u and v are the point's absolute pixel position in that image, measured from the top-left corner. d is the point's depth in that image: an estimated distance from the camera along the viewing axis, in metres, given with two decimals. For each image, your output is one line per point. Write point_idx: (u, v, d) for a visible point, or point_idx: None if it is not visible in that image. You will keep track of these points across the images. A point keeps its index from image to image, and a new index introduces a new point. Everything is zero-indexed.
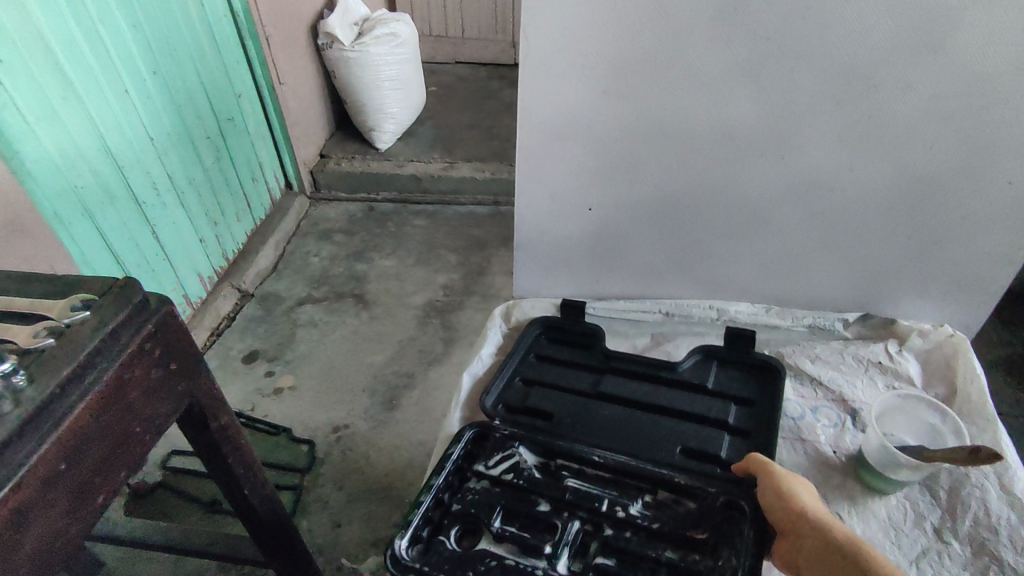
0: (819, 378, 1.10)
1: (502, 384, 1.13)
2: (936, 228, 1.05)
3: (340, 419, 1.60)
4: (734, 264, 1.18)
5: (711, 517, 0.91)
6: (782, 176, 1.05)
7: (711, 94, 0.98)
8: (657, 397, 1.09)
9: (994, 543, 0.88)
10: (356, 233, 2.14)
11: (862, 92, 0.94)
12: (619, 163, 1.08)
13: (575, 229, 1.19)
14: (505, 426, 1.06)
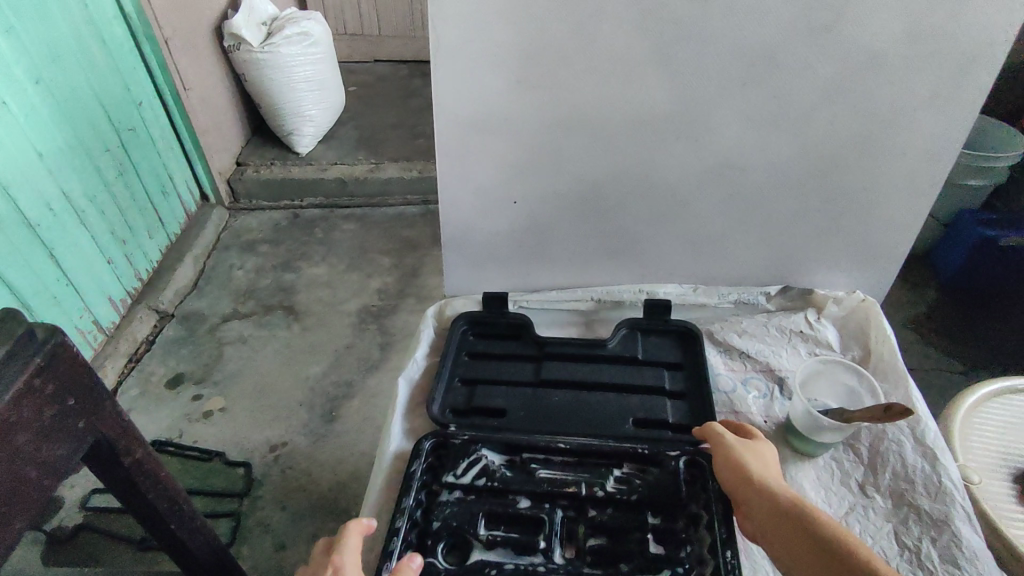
0: (747, 352, 0.79)
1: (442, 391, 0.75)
2: (909, 174, 0.74)
3: (278, 436, 1.34)
4: (664, 248, 0.83)
5: (686, 490, 0.65)
6: (743, 134, 0.73)
7: (623, 81, 0.70)
8: (586, 372, 0.76)
9: (915, 496, 0.64)
10: (285, 240, 1.88)
11: (770, 73, 0.68)
12: (514, 132, 0.74)
13: (486, 228, 0.83)
14: (445, 404, 0.74)
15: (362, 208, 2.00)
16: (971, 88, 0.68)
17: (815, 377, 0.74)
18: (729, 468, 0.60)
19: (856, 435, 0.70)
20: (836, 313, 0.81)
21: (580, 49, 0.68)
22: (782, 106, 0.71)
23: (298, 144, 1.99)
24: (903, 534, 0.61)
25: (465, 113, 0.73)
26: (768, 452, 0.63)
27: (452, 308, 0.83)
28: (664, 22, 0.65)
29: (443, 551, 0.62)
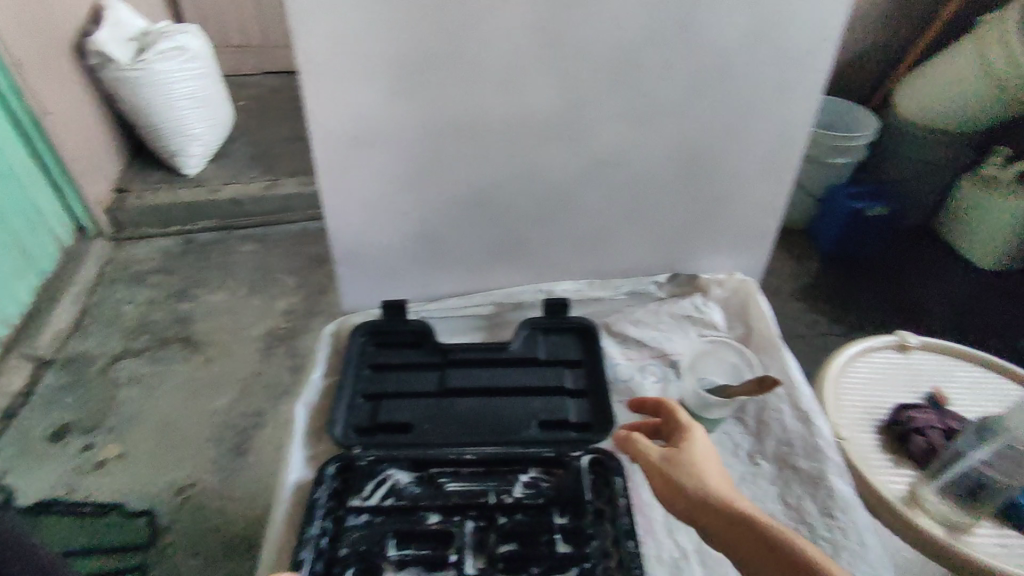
0: (641, 340, 0.83)
1: (345, 407, 0.73)
2: (768, 160, 0.81)
3: (184, 477, 1.26)
4: (557, 246, 0.86)
5: (590, 487, 0.68)
6: (616, 133, 0.76)
7: (495, 85, 0.71)
8: (489, 377, 0.77)
9: (795, 455, 0.69)
10: (179, 267, 1.76)
11: (635, 72, 0.71)
12: (395, 143, 0.73)
13: (377, 240, 0.82)
14: (349, 424, 0.72)
15: (260, 227, 1.91)
16: (809, 76, 0.74)
17: (703, 357, 0.77)
18: (664, 484, 0.60)
19: (743, 408, 0.74)
20: (721, 294, 0.86)
21: (451, 57, 0.68)
22: (649, 105, 0.74)
23: (184, 165, 1.87)
24: (787, 495, 0.67)
25: (342, 126, 0.71)
26: (698, 445, 0.62)
27: (351, 323, 0.82)
28: (531, 28, 0.67)
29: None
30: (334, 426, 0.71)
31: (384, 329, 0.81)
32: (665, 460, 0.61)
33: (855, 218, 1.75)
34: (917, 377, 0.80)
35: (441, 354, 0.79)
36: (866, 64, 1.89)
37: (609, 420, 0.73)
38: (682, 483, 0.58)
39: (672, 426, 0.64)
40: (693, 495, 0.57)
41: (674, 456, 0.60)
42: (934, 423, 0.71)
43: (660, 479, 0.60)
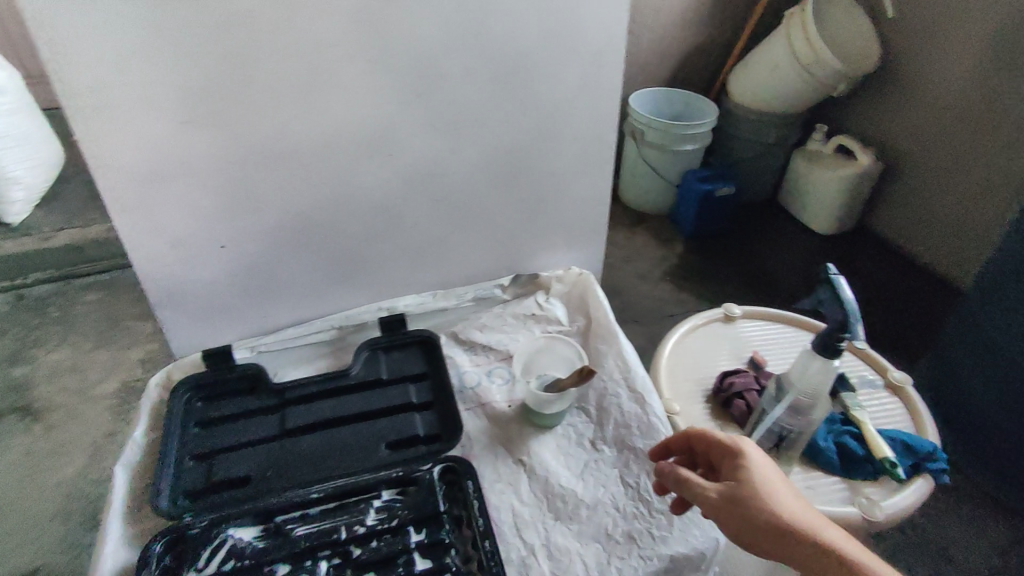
0: (488, 345, 0.84)
1: (172, 474, 0.68)
2: (581, 156, 0.85)
3: (26, 566, 1.12)
4: (393, 262, 0.85)
5: (444, 496, 0.68)
6: (433, 145, 0.77)
7: (295, 107, 0.68)
8: (332, 408, 0.75)
9: (630, 434, 0.73)
10: (10, 330, 1.57)
11: (436, 83, 0.72)
12: (197, 175, 0.68)
13: (198, 277, 0.76)
14: (177, 491, 0.67)
15: (103, 273, 1.77)
16: (603, 76, 0.79)
17: (538, 355, 0.82)
18: (738, 519, 0.55)
19: (585, 397, 0.78)
20: (561, 290, 0.90)
21: (242, 83, 0.64)
22: (460, 114, 0.75)
23: (5, 213, 1.67)
24: (626, 475, 0.70)
25: (130, 162, 0.65)
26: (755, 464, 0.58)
27: (175, 378, 0.76)
28: (319, 44, 0.65)
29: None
30: (157, 498, 0.65)
31: (210, 381, 0.76)
32: (733, 494, 0.56)
33: (705, 199, 1.88)
34: (739, 344, 0.87)
35: (277, 395, 0.76)
36: (702, 57, 2.03)
37: (457, 428, 0.73)
38: (761, 515, 0.54)
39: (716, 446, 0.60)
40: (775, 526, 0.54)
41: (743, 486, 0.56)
42: (751, 385, 0.77)
43: (732, 514, 0.55)
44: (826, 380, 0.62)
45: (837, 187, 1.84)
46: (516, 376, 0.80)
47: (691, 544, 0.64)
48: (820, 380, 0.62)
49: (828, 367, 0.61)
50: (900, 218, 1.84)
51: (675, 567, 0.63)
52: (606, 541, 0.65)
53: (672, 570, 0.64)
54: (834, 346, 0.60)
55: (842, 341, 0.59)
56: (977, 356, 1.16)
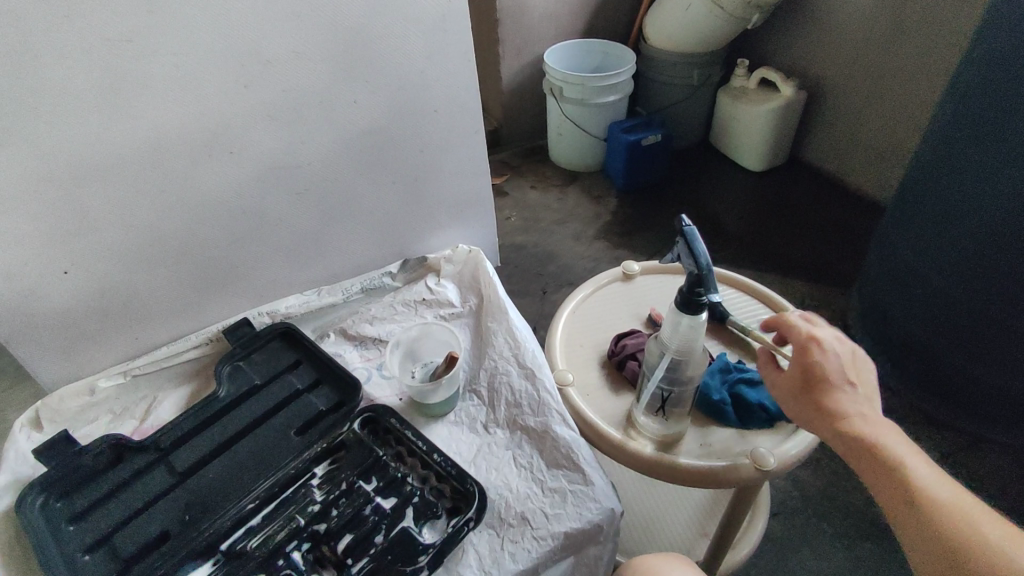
0: (378, 338, 0.81)
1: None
2: (446, 125, 0.83)
3: None
4: (265, 266, 0.81)
5: (375, 444, 0.68)
6: (279, 134, 0.72)
7: (107, 110, 0.62)
8: (218, 434, 0.70)
9: (520, 415, 0.71)
10: None
11: (261, 72, 0.67)
12: (6, 199, 0.62)
13: (46, 307, 0.70)
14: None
15: None
16: (450, 40, 0.76)
17: (420, 341, 0.79)
18: (799, 406, 0.56)
19: (475, 379, 0.76)
20: (452, 270, 0.86)
21: (37, 95, 0.58)
22: (303, 101, 0.71)
23: None
24: (519, 457, 0.68)
25: None
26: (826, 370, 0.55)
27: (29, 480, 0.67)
28: (114, 41, 0.58)
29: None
30: None
31: (62, 472, 0.66)
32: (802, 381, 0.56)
33: (634, 148, 1.84)
34: (637, 301, 0.85)
35: (154, 450, 0.68)
36: (614, 5, 1.97)
37: (355, 396, 0.72)
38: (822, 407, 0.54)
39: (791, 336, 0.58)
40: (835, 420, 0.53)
41: (808, 376, 0.56)
42: (643, 345, 0.74)
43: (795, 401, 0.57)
44: (696, 334, 0.59)
45: (764, 122, 1.81)
46: (391, 369, 0.77)
47: (585, 519, 0.62)
48: (691, 335, 0.59)
49: (696, 321, 0.58)
50: (827, 145, 1.83)
51: (573, 543, 0.61)
52: (498, 526, 0.62)
53: (569, 547, 0.61)
54: (695, 301, 0.56)
55: (699, 295, 0.56)
56: (897, 279, 1.15)
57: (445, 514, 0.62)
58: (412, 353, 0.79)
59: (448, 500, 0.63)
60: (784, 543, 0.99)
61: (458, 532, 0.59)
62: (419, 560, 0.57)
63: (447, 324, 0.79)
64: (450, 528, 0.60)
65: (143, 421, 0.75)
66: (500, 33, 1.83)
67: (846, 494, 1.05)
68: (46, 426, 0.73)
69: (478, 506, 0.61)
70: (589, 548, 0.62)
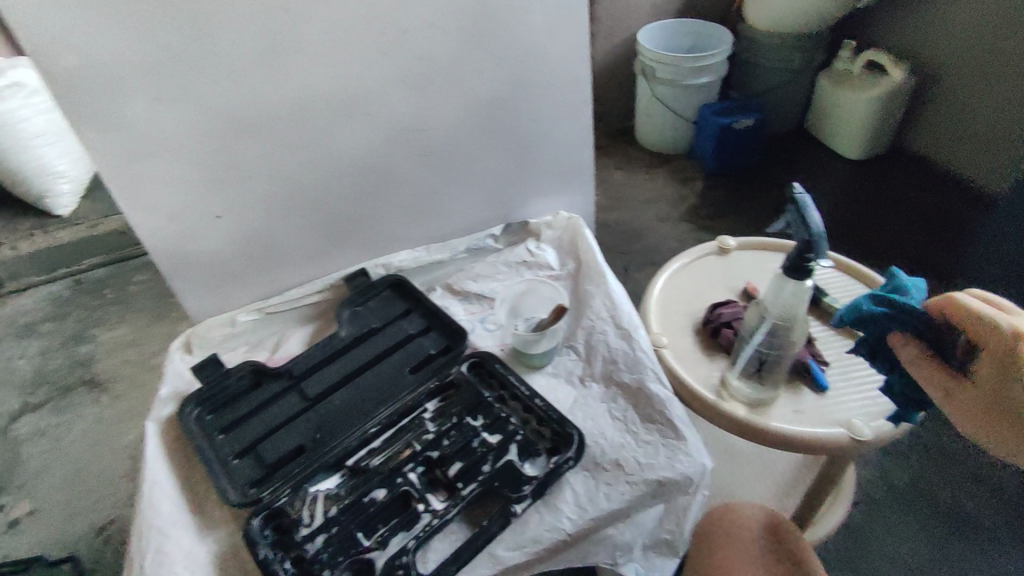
0: (481, 294, 0.87)
1: (224, 476, 0.68)
2: (556, 96, 0.86)
3: (103, 517, 1.23)
4: (384, 222, 0.88)
5: (483, 386, 0.74)
6: (407, 101, 0.78)
7: (265, 71, 0.70)
8: (343, 367, 0.78)
9: (616, 369, 0.75)
10: (72, 310, 1.71)
11: (395, 39, 0.73)
12: (180, 148, 0.72)
13: (202, 247, 0.81)
14: (241, 484, 0.67)
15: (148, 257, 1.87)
16: (566, 12, 0.79)
17: (523, 297, 0.84)
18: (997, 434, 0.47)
19: (573, 336, 0.80)
20: (552, 235, 0.91)
21: (210, 58, 0.67)
22: (428, 68, 0.77)
23: (55, 206, 1.84)
24: (613, 409, 0.72)
25: (118, 141, 0.68)
26: None
27: (186, 393, 0.78)
28: (276, 9, 0.66)
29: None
30: (228, 493, 0.65)
31: (214, 391, 0.76)
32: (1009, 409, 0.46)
33: (725, 132, 1.81)
34: (733, 274, 0.86)
35: (288, 379, 0.78)
36: None
37: (463, 342, 0.78)
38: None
39: (998, 352, 0.46)
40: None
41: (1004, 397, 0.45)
42: (739, 314, 0.77)
43: (990, 420, 0.47)
44: (800, 302, 0.60)
45: (868, 108, 1.73)
46: (499, 321, 0.83)
47: (676, 470, 0.66)
48: (794, 303, 0.61)
49: (800, 288, 0.60)
50: (936, 134, 1.73)
51: (663, 491, 0.65)
52: (593, 469, 0.67)
53: (659, 494, 0.65)
54: (803, 267, 0.58)
55: (809, 261, 0.57)
56: None
57: (545, 452, 0.68)
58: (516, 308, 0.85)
59: (547, 440, 0.69)
60: (864, 527, 0.99)
61: (559, 468, 0.66)
62: (524, 488, 0.64)
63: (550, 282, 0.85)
64: (552, 463, 0.66)
65: (274, 353, 0.84)
66: (597, 12, 1.85)
67: (934, 488, 1.03)
68: (197, 349, 0.83)
69: (577, 448, 0.67)
70: (678, 498, 0.66)
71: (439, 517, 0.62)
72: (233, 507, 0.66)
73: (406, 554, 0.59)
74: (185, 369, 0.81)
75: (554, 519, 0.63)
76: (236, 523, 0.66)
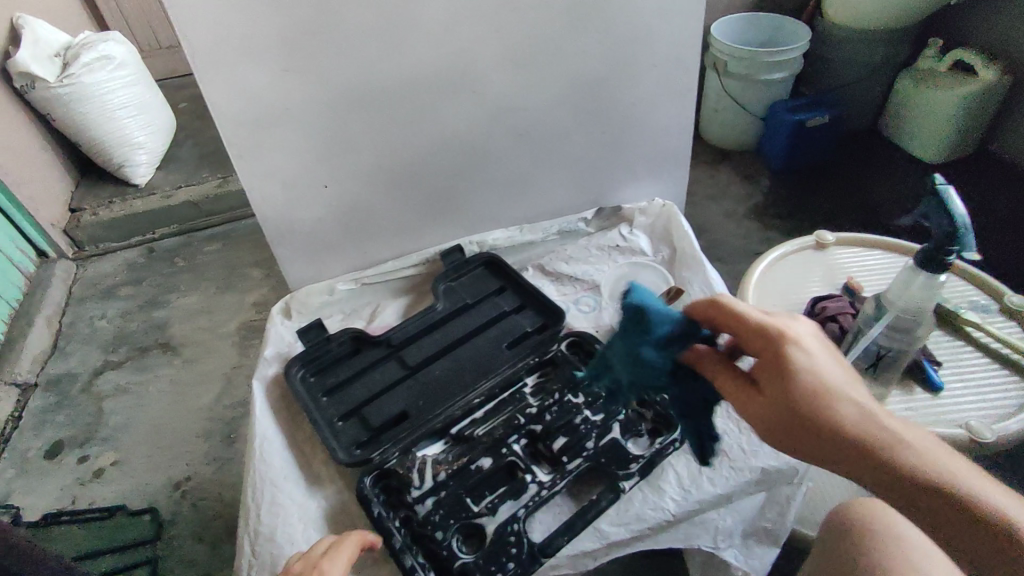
0: (574, 275, 0.87)
1: (331, 435, 0.70)
2: (660, 79, 0.85)
3: (181, 473, 1.29)
4: (480, 199, 0.89)
5: (580, 363, 0.76)
6: (514, 79, 0.79)
7: (385, 43, 0.71)
8: (441, 339, 0.80)
9: None
10: (146, 277, 1.77)
11: (511, 13, 0.73)
12: (299, 117, 0.73)
13: (306, 216, 0.83)
14: (347, 444, 0.70)
15: (219, 227, 1.92)
16: None
17: (626, 280, 0.86)
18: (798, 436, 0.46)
19: None
20: (645, 221, 0.91)
21: (336, 26, 0.68)
22: (539, 46, 0.77)
23: (133, 174, 1.88)
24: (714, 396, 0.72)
25: (244, 107, 0.70)
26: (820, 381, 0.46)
27: (289, 354, 0.80)
28: None
29: (460, 548, 0.60)
30: (337, 452, 0.67)
31: (317, 354, 0.78)
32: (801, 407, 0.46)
33: (797, 129, 1.77)
34: (834, 270, 0.85)
35: (387, 346, 0.80)
36: None
37: (561, 321, 0.79)
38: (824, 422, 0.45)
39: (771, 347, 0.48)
40: (855, 451, 0.44)
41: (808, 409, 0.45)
42: (845, 309, 0.75)
43: (782, 420, 0.47)
44: (930, 297, 0.61)
45: (954, 104, 1.65)
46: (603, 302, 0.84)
47: (781, 460, 0.66)
48: (924, 297, 0.61)
49: (931, 284, 0.60)
50: None
51: (767, 479, 0.66)
52: (696, 452, 0.67)
53: (763, 482, 0.66)
54: (939, 259, 0.58)
55: (950, 254, 0.57)
56: None
57: (647, 433, 0.69)
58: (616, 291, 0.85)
59: (648, 422, 0.70)
60: None
61: (664, 449, 0.66)
62: (632, 466, 0.65)
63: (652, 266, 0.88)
64: (657, 445, 0.67)
65: (370, 323, 0.86)
66: None
67: None
68: (294, 314, 0.85)
69: (682, 430, 0.68)
70: (781, 487, 0.67)
71: (547, 488, 0.63)
72: (342, 466, 0.68)
73: (516, 522, 0.61)
74: (285, 332, 0.83)
75: (658, 499, 0.64)
76: (343, 482, 0.69)
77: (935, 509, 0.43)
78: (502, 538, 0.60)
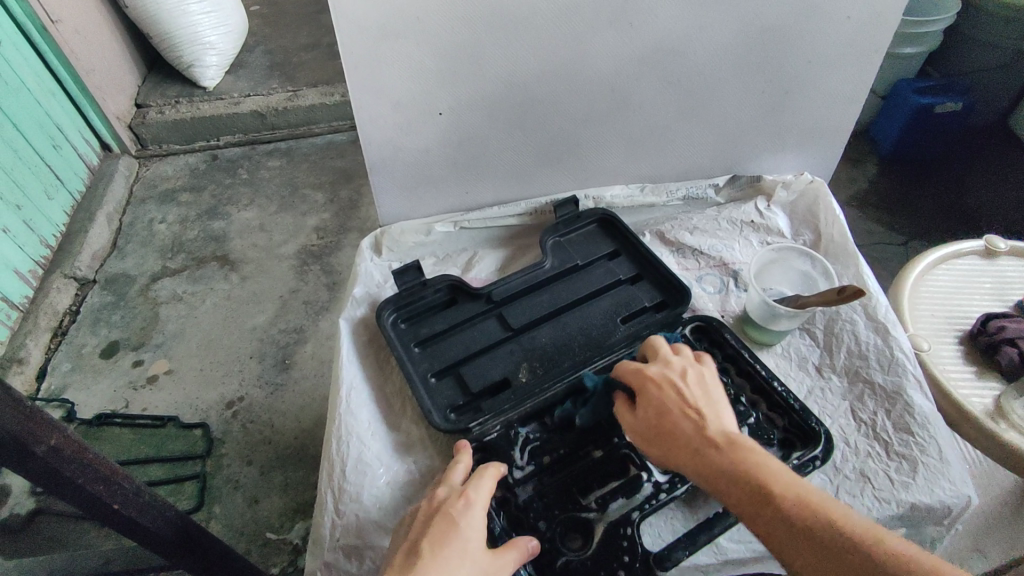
0: (700, 248, 0.79)
1: (425, 395, 0.64)
2: (848, 36, 0.71)
3: (233, 393, 1.26)
4: (606, 151, 0.79)
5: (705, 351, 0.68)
6: (681, 14, 0.66)
7: None
8: (547, 301, 0.72)
9: (867, 366, 0.66)
10: (207, 185, 1.72)
11: None
12: (431, 32, 0.62)
13: (413, 143, 0.73)
14: (442, 406, 0.64)
15: (284, 141, 1.85)
16: None
17: (772, 266, 0.74)
18: (655, 447, 0.52)
19: (811, 318, 0.70)
20: (786, 199, 0.81)
21: None
22: None
23: (202, 76, 1.78)
24: (858, 410, 0.63)
25: (370, 10, 0.59)
26: (665, 399, 0.53)
27: (380, 297, 0.73)
28: None
29: (564, 545, 0.55)
30: (433, 416, 0.61)
31: (411, 300, 0.70)
32: (653, 425, 0.53)
33: (921, 115, 1.58)
34: (1004, 283, 0.80)
35: (486, 303, 0.71)
36: None
37: (687, 302, 0.70)
38: (666, 435, 0.52)
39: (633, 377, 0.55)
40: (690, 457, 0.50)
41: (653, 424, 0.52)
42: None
43: (646, 436, 0.53)
44: None
45: None
46: (747, 282, 0.74)
47: (936, 497, 0.57)
48: None
49: None
50: None
51: (915, 517, 0.57)
52: (833, 474, 0.59)
53: (911, 518, 0.57)
54: None
55: None
56: None
57: (778, 444, 0.61)
58: (760, 275, 0.74)
59: (781, 431, 0.62)
60: None
61: (804, 466, 0.58)
62: None
63: (813, 255, 0.73)
64: (795, 459, 0.59)
65: (466, 272, 0.79)
66: None
67: None
68: (385, 251, 0.78)
69: (824, 447, 0.59)
70: (927, 527, 0.58)
71: (665, 493, 0.57)
72: (437, 432, 0.62)
73: (628, 528, 0.55)
74: (375, 270, 0.76)
75: None
76: (436, 447, 0.63)
77: (762, 513, 0.45)
78: (613, 540, 0.55)
